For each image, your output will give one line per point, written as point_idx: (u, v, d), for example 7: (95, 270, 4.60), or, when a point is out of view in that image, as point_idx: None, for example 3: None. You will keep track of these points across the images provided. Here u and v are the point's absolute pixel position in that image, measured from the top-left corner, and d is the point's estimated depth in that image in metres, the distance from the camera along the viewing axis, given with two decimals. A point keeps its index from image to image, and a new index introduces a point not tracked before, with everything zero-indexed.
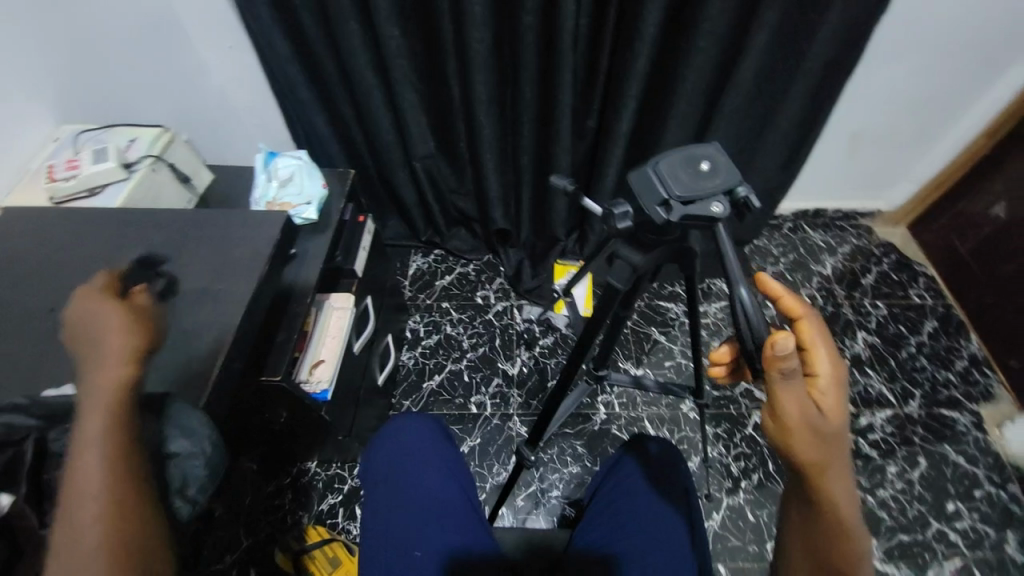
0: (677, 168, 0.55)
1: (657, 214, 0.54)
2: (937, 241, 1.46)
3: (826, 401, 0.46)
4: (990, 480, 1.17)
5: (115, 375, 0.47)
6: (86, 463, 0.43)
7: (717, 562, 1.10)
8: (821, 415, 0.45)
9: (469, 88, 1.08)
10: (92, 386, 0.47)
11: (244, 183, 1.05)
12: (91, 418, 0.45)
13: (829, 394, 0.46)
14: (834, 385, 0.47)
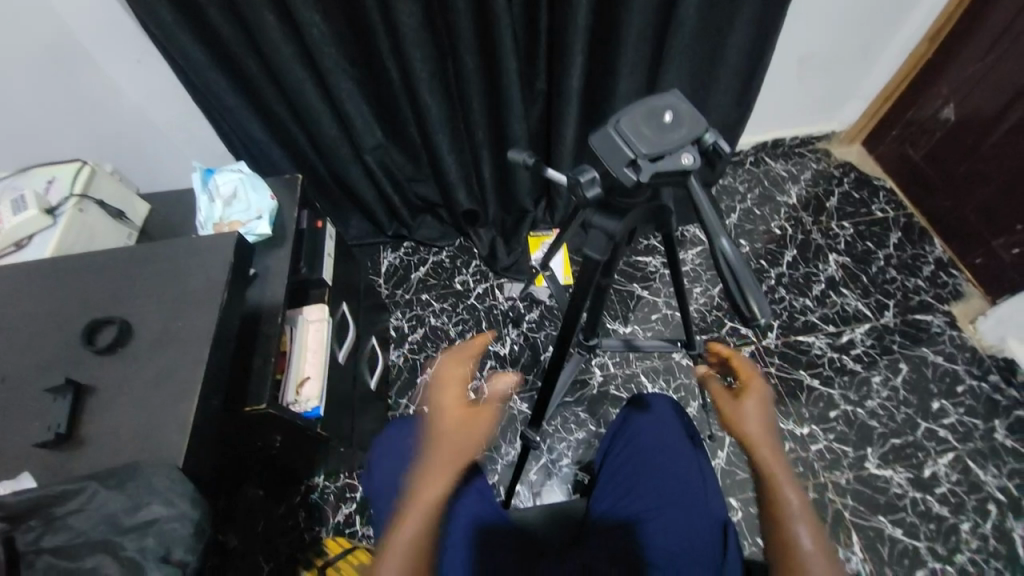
0: (640, 123, 0.53)
1: (625, 176, 0.52)
2: (892, 153, 1.49)
3: (749, 393, 0.66)
4: (970, 374, 1.24)
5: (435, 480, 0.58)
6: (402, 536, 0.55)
7: (728, 497, 1.15)
8: (744, 400, 0.65)
9: (408, 69, 1.02)
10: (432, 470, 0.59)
11: (185, 206, 0.98)
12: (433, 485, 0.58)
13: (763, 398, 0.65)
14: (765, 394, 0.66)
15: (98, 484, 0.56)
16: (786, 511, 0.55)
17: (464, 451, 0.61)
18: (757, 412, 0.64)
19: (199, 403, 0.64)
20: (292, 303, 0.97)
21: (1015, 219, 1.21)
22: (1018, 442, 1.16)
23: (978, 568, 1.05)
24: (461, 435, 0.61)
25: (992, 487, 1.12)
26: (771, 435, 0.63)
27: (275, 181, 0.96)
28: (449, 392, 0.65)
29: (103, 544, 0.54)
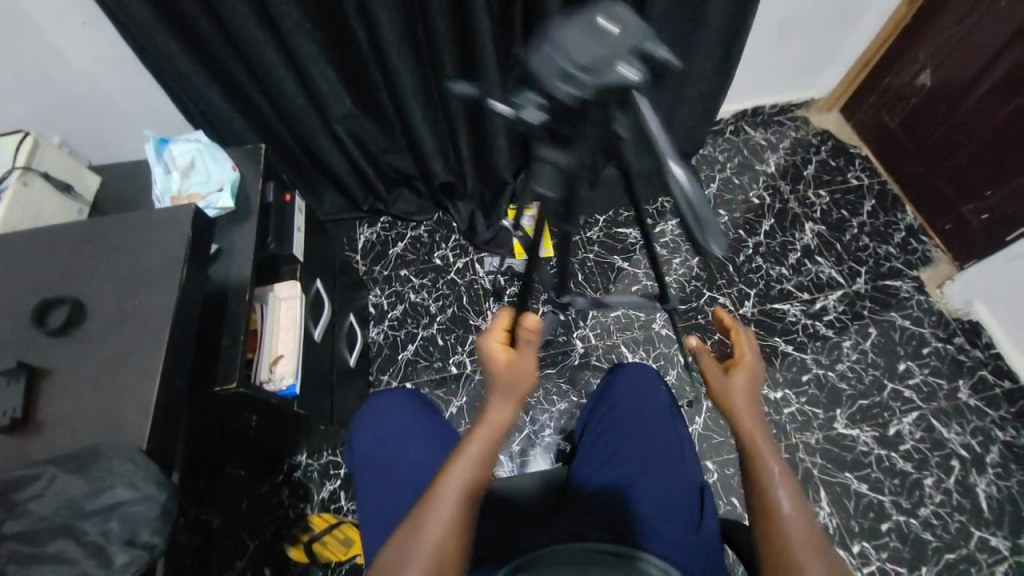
0: (575, 37, 0.51)
1: (560, 89, 0.49)
2: (868, 120, 1.49)
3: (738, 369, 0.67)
4: (936, 336, 1.29)
5: (501, 412, 0.60)
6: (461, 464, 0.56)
7: (705, 460, 1.19)
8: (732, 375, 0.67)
9: (375, 31, 0.96)
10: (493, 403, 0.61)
11: (141, 179, 0.92)
12: (491, 418, 0.60)
13: (753, 374, 0.67)
14: (755, 369, 0.67)
15: (56, 468, 0.54)
16: (767, 477, 0.56)
17: (522, 383, 0.62)
18: (747, 386, 0.66)
19: (161, 384, 0.61)
20: (262, 280, 0.94)
21: (985, 184, 1.23)
22: (980, 401, 1.22)
23: (941, 521, 1.12)
24: (516, 370, 0.62)
25: (955, 444, 1.18)
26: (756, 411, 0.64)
27: (237, 152, 0.91)
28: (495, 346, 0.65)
29: (65, 529, 0.53)
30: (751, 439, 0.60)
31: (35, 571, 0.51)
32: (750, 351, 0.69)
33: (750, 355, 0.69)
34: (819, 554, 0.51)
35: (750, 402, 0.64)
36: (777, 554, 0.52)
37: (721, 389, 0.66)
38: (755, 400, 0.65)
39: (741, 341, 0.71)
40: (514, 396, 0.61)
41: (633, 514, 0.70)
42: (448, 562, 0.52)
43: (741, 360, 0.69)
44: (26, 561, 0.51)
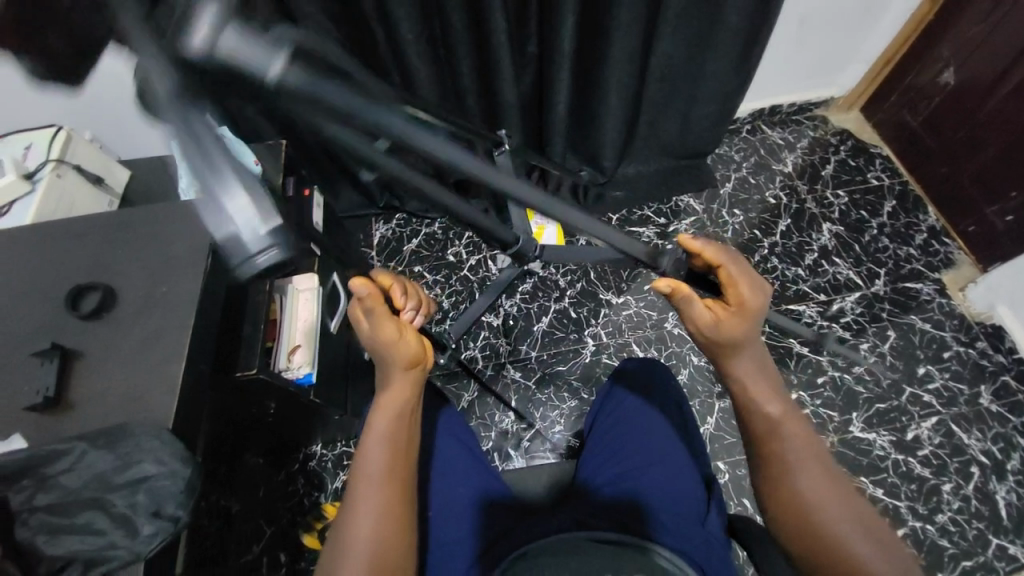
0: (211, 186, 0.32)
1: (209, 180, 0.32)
2: (890, 119, 1.46)
3: (727, 318, 0.60)
4: (957, 340, 1.26)
5: (396, 398, 0.64)
6: (370, 455, 0.62)
7: (716, 461, 1.18)
8: (721, 327, 0.60)
9: (393, 30, 0.98)
10: (386, 388, 0.64)
11: (168, 173, 0.96)
12: (385, 408, 0.64)
13: (756, 317, 0.60)
14: (760, 310, 0.59)
15: (86, 444, 0.57)
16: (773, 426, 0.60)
17: (407, 359, 0.63)
18: (751, 338, 0.61)
19: (186, 365, 0.64)
20: (281, 273, 0.96)
21: (1010, 186, 1.20)
22: (1002, 407, 1.19)
23: (959, 528, 1.09)
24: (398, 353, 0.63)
25: (975, 450, 1.16)
26: (749, 357, 0.61)
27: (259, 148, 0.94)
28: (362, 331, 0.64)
29: (94, 500, 0.57)
30: (764, 393, 0.60)
31: (65, 540, 0.54)
32: (754, 292, 0.59)
33: (753, 299, 0.59)
34: (829, 493, 0.56)
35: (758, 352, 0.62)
36: (792, 492, 0.57)
37: (729, 343, 0.61)
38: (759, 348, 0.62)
39: (739, 281, 0.59)
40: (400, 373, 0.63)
41: (641, 504, 0.70)
42: (386, 542, 0.58)
43: (745, 306, 0.59)
44: (56, 532, 0.55)
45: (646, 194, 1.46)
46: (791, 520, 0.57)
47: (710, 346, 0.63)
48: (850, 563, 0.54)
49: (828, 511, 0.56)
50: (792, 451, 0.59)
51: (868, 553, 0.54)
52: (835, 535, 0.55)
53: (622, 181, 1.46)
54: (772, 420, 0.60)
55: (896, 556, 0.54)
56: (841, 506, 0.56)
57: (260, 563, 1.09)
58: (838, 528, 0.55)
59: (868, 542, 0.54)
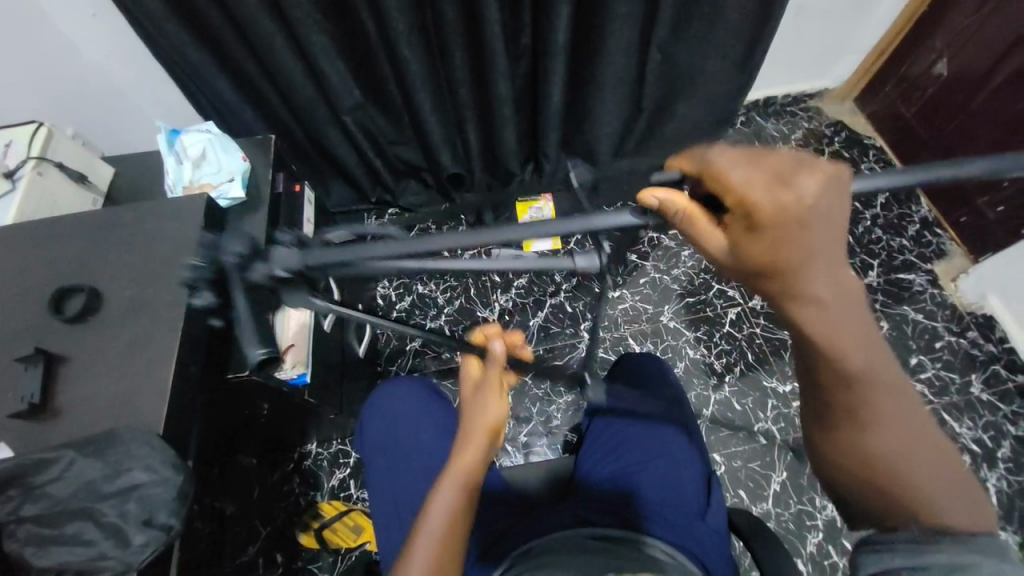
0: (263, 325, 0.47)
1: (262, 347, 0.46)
2: (883, 110, 1.46)
3: (753, 243, 0.42)
4: (949, 330, 1.27)
5: (476, 459, 0.65)
6: (429, 522, 0.60)
7: (712, 453, 1.19)
8: (750, 252, 0.42)
9: (384, 20, 0.95)
10: (469, 446, 0.65)
11: (152, 169, 0.93)
12: (461, 470, 0.64)
13: (819, 224, 0.40)
14: (823, 212, 0.40)
15: (74, 452, 0.56)
16: (852, 376, 0.45)
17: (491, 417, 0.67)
18: (820, 265, 0.41)
19: (177, 368, 0.63)
20: None
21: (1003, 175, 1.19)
22: (993, 395, 1.21)
23: None
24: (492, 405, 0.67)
25: (967, 439, 1.17)
26: (821, 288, 0.41)
27: (247, 142, 0.91)
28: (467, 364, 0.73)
29: (83, 510, 0.55)
30: (847, 343, 0.43)
31: (54, 551, 0.53)
32: (787, 194, 0.40)
33: (801, 204, 0.40)
34: (916, 441, 0.47)
35: (840, 282, 0.42)
36: (859, 443, 0.48)
37: (783, 275, 0.41)
38: (845, 280, 0.42)
39: (755, 184, 0.41)
40: (474, 433, 0.66)
41: (637, 500, 0.71)
42: None
43: (793, 218, 0.40)
44: (45, 543, 0.53)
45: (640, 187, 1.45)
46: (860, 478, 0.49)
47: (757, 282, 0.43)
48: (918, 503, 0.47)
49: (904, 454, 0.47)
50: (868, 402, 0.46)
51: (943, 498, 0.47)
52: (907, 489, 0.47)
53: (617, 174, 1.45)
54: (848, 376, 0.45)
55: (970, 493, 0.47)
56: (918, 455, 0.47)
57: (256, 563, 1.09)
58: (916, 478, 0.47)
59: (946, 489, 0.47)
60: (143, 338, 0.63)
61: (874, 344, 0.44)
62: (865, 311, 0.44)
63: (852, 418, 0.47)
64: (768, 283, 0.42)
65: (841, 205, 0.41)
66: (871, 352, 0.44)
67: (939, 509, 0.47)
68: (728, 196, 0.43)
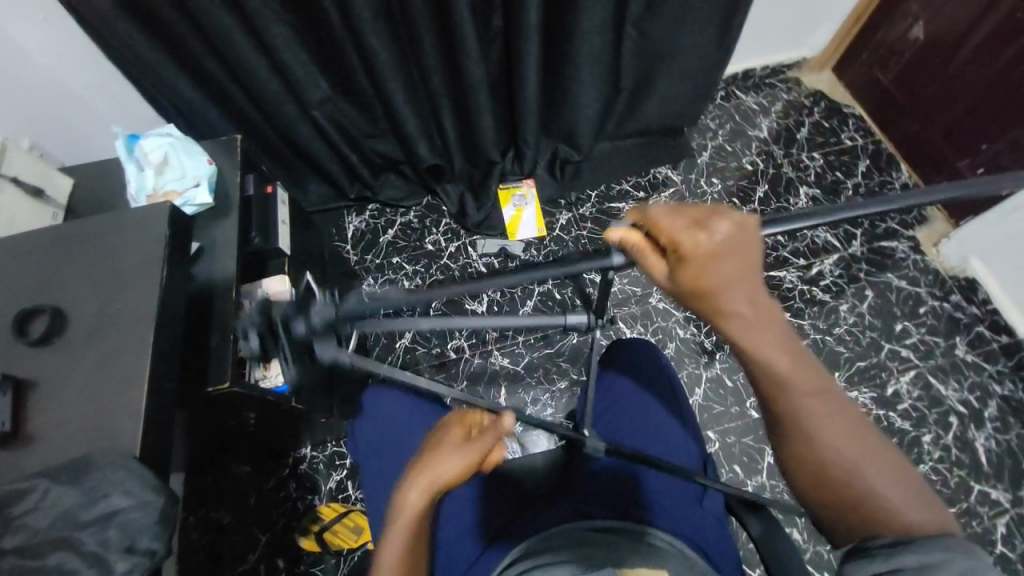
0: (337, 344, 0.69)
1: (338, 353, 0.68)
2: (861, 78, 1.45)
3: (685, 275, 0.50)
4: (933, 295, 1.29)
5: (416, 515, 0.56)
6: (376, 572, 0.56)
7: (707, 430, 1.20)
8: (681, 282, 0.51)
9: (347, 8, 0.91)
10: (419, 505, 0.56)
11: (114, 177, 0.88)
12: (407, 525, 0.56)
13: (735, 259, 0.49)
14: (735, 249, 0.49)
15: (49, 481, 0.54)
16: (786, 386, 0.51)
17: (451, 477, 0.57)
18: (734, 289, 0.49)
19: (151, 386, 0.60)
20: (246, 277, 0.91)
21: (981, 138, 1.21)
22: (977, 356, 1.23)
23: (940, 476, 1.14)
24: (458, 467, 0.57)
25: (953, 401, 1.20)
26: (739, 309, 0.50)
27: (211, 144, 0.87)
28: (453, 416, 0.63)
29: (62, 540, 0.53)
30: (775, 356, 0.50)
31: None
32: (703, 237, 0.48)
33: (714, 244, 0.48)
34: (864, 445, 0.50)
35: (755, 302, 0.50)
36: (809, 450, 0.51)
37: (708, 298, 0.50)
38: (760, 306, 0.50)
39: (680, 229, 0.49)
40: (430, 489, 0.56)
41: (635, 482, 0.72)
42: None
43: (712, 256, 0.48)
44: None
45: (623, 169, 1.43)
46: (819, 485, 0.51)
47: (692, 303, 0.52)
48: (884, 511, 0.48)
49: (859, 459, 0.50)
50: (809, 410, 0.51)
51: (900, 502, 0.48)
52: (862, 493, 0.49)
53: (598, 156, 1.43)
54: (784, 386, 0.51)
55: (927, 497, 0.49)
56: (873, 462, 0.50)
57: (258, 570, 1.08)
58: (873, 484, 0.49)
59: (900, 494, 0.49)
60: (114, 356, 0.61)
61: (799, 357, 0.51)
62: (785, 324, 0.51)
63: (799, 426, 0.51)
64: (700, 305, 0.52)
65: (750, 246, 0.49)
66: (797, 364, 0.50)
67: (901, 513, 0.48)
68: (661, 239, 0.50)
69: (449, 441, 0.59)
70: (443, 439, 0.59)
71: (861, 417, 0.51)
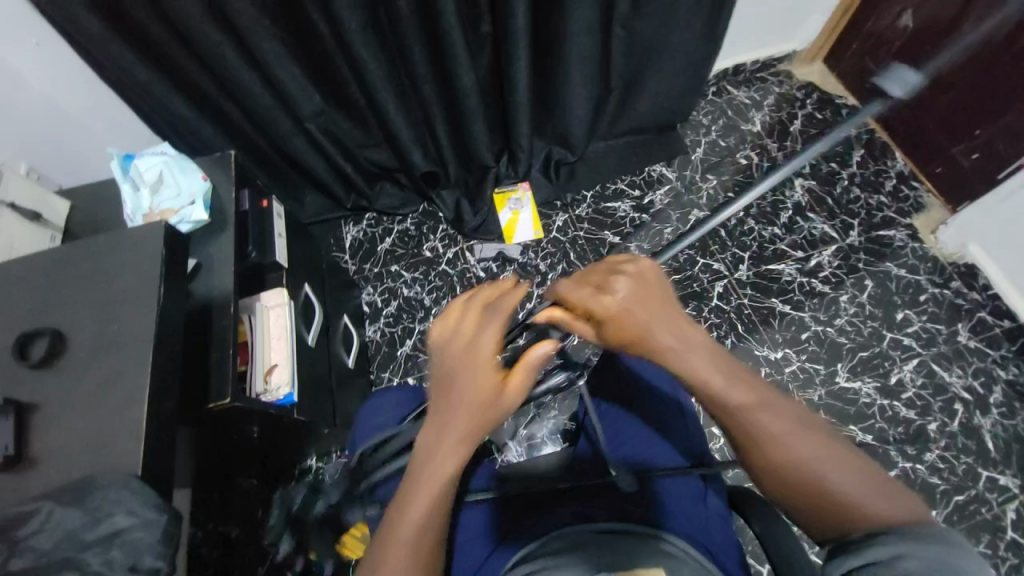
0: None
1: None
2: (852, 69, 1.45)
3: (610, 330, 0.55)
4: (933, 282, 1.29)
5: (463, 432, 0.56)
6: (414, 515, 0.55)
7: (711, 426, 1.20)
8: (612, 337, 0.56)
9: (335, 20, 0.92)
10: (459, 426, 0.56)
11: (110, 197, 0.89)
12: (452, 449, 0.56)
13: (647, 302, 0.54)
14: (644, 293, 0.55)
15: (53, 502, 0.54)
16: (731, 410, 0.52)
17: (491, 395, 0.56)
18: (657, 328, 0.53)
19: (150, 404, 0.61)
20: (246, 291, 0.91)
21: (975, 124, 1.20)
22: (980, 342, 1.23)
23: (947, 464, 1.13)
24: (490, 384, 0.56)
25: (957, 388, 1.19)
26: (670, 346, 0.53)
27: (206, 160, 0.88)
28: (484, 330, 0.56)
29: (67, 561, 0.53)
30: (713, 382, 0.53)
31: None
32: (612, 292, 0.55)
33: (621, 302, 0.54)
34: (817, 447, 0.51)
35: (681, 334, 0.53)
36: (765, 461, 0.51)
37: (639, 343, 0.54)
38: (687, 337, 0.54)
39: (590, 295, 0.56)
40: (473, 414, 0.56)
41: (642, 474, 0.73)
42: None
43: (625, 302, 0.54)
44: None
45: (618, 168, 1.44)
46: (789, 492, 0.51)
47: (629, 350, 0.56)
48: (848, 508, 0.48)
49: (814, 460, 0.50)
50: (756, 429, 0.52)
51: (863, 494, 0.49)
52: (826, 493, 0.49)
53: (592, 157, 1.44)
54: (729, 409, 0.52)
55: (891, 489, 0.49)
56: (829, 461, 0.50)
57: None
58: (833, 481, 0.49)
59: (868, 489, 0.49)
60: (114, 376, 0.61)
61: (736, 376, 0.53)
62: (715, 349, 0.54)
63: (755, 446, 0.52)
64: (637, 352, 0.55)
65: (655, 292, 0.55)
66: (735, 383, 0.53)
67: (868, 510, 0.48)
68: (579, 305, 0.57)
69: (490, 386, 0.55)
70: (482, 377, 0.55)
71: (814, 424, 0.53)
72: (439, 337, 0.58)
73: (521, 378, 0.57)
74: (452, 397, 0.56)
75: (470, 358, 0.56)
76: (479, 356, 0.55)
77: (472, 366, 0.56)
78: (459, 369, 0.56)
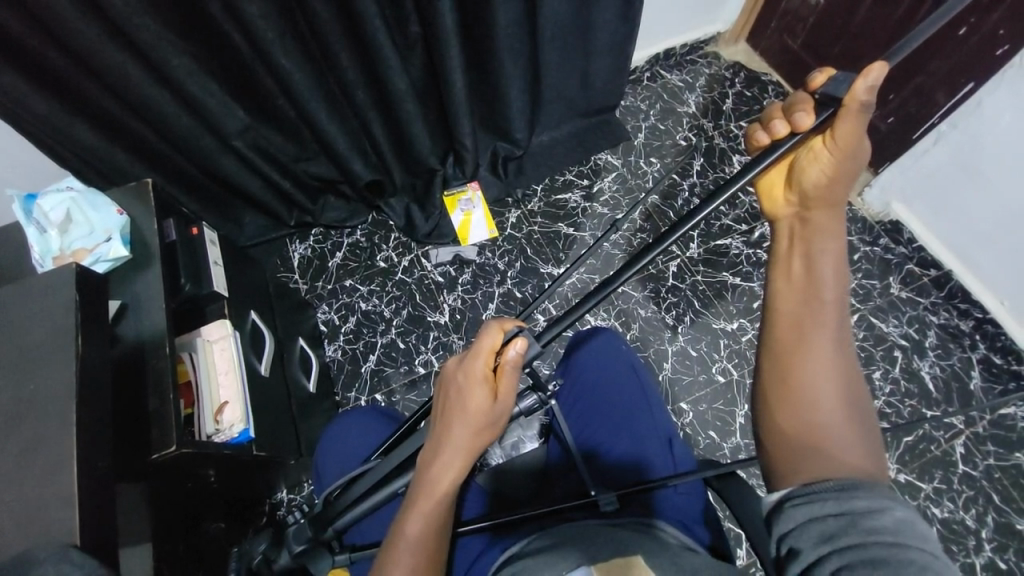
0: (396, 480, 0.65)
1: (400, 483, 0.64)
2: (773, 46, 1.52)
3: (827, 152, 0.63)
4: (864, 241, 1.38)
5: (455, 463, 0.60)
6: (407, 533, 0.59)
7: (679, 402, 1.24)
8: (830, 162, 0.63)
9: (249, 29, 0.86)
10: (448, 455, 0.60)
11: (10, 242, 0.80)
12: (445, 476, 0.60)
13: (844, 165, 0.62)
14: (854, 157, 0.61)
15: None
16: (803, 290, 0.61)
17: (479, 418, 0.60)
18: (828, 210, 0.64)
19: (82, 466, 0.55)
20: (185, 326, 0.86)
21: (888, 89, 1.25)
22: (911, 292, 1.33)
23: (894, 409, 1.22)
24: (479, 409, 0.59)
25: (894, 336, 1.29)
26: (814, 215, 0.64)
27: (118, 191, 0.80)
28: (488, 337, 0.59)
29: None
30: (804, 272, 0.62)
31: None
32: (851, 124, 0.59)
33: (844, 148, 0.61)
34: (839, 378, 0.58)
35: (828, 235, 0.62)
36: (795, 362, 0.58)
37: (813, 202, 0.64)
38: (820, 229, 0.63)
39: (843, 121, 0.59)
40: (460, 444, 0.60)
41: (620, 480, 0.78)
42: None
43: (851, 138, 0.60)
44: None
45: (564, 160, 1.45)
46: (789, 415, 0.57)
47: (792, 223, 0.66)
48: (820, 439, 0.55)
49: (825, 394, 0.56)
50: (807, 327, 0.59)
51: (840, 440, 0.54)
52: (822, 438, 0.55)
53: (538, 150, 1.44)
54: (810, 297, 0.60)
55: (870, 449, 0.55)
56: (842, 399, 0.57)
57: None
58: (825, 412, 0.56)
59: (850, 440, 0.55)
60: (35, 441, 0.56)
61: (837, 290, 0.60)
62: (841, 279, 0.61)
63: (798, 331, 0.59)
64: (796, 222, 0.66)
65: (846, 167, 0.62)
66: (834, 288, 0.60)
67: (837, 452, 0.53)
68: (835, 124, 0.60)
69: (484, 396, 0.59)
70: (479, 387, 0.59)
71: (854, 376, 0.59)
72: (449, 371, 0.62)
73: (509, 382, 0.60)
74: (453, 409, 0.60)
75: (462, 387, 0.60)
76: (475, 363, 0.59)
77: (461, 395, 0.60)
78: (459, 381, 0.60)
